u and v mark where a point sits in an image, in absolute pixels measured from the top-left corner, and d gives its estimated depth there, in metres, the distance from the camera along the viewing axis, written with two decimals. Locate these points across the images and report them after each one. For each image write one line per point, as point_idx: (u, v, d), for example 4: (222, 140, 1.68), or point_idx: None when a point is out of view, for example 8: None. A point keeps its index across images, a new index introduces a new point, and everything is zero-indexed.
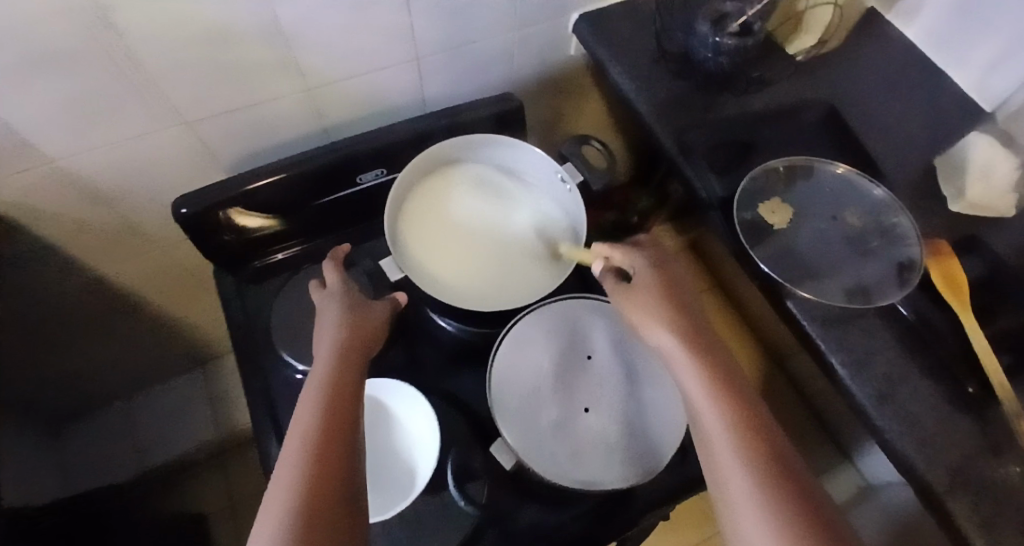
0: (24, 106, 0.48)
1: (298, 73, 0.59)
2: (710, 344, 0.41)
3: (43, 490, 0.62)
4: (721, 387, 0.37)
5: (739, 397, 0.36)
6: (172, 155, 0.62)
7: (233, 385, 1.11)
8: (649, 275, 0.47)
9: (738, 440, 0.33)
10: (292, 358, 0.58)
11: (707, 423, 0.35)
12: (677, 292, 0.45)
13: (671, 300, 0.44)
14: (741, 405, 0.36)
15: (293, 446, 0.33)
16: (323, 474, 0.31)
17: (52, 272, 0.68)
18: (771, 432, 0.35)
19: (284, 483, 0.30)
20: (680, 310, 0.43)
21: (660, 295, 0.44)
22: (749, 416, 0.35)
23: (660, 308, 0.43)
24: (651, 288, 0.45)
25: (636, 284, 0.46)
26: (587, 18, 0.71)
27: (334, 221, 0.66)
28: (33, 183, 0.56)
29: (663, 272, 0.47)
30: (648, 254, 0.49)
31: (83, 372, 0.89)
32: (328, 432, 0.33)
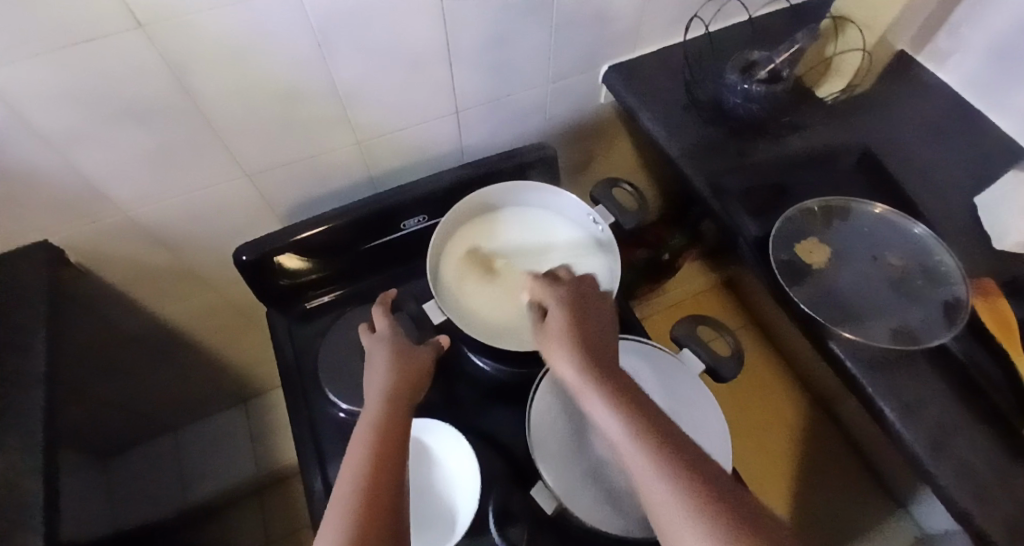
0: (106, 162, 0.53)
1: (351, 128, 0.64)
2: (630, 385, 0.36)
3: (91, 524, 0.64)
4: (654, 439, 0.31)
5: (671, 446, 0.31)
6: (232, 204, 0.67)
7: (273, 423, 1.12)
8: (560, 318, 0.41)
9: (694, 509, 0.28)
10: (336, 398, 0.60)
11: (653, 498, 0.30)
12: (592, 332, 0.40)
13: (588, 344, 0.39)
14: (679, 457, 0.30)
15: (344, 484, 0.34)
16: (370, 510, 0.32)
17: (114, 311, 0.73)
18: (722, 486, 0.29)
19: (335, 518, 0.32)
20: (598, 353, 0.38)
21: (574, 341, 0.39)
22: (690, 470, 0.30)
23: (575, 357, 0.38)
24: (564, 333, 0.40)
25: (551, 333, 0.41)
26: (617, 68, 0.74)
27: (377, 265, 0.69)
28: (106, 229, 0.61)
29: (575, 311, 0.42)
30: (562, 291, 0.44)
31: (134, 406, 0.93)
32: (374, 477, 0.34)
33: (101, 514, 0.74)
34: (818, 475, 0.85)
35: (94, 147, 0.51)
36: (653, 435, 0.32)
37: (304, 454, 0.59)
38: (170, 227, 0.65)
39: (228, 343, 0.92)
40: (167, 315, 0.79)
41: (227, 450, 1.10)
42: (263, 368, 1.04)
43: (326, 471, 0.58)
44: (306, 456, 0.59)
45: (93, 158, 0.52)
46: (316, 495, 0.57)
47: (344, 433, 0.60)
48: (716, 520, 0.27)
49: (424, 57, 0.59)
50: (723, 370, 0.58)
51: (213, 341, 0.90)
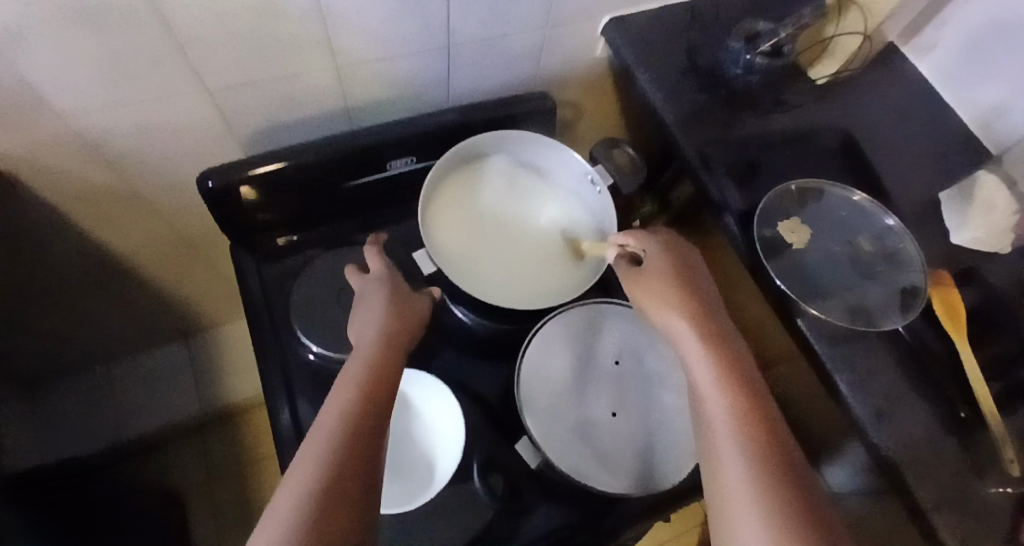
0: (51, 63, 0.46)
1: (331, 52, 0.58)
2: (717, 322, 0.42)
3: (22, 457, 0.59)
4: (728, 366, 0.37)
5: (742, 378, 0.36)
6: (191, 122, 0.60)
7: (221, 360, 1.07)
8: (657, 258, 0.47)
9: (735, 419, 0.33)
10: (308, 339, 0.58)
11: (710, 409, 0.35)
12: (687, 274, 0.46)
13: (680, 283, 0.45)
14: (740, 383, 0.36)
15: (333, 408, 0.33)
16: (357, 437, 0.30)
17: (46, 232, 0.65)
18: (775, 421, 0.34)
19: (324, 429, 0.30)
20: (693, 295, 0.44)
21: (668, 277, 0.45)
22: (745, 397, 0.35)
23: (670, 292, 0.44)
24: (661, 271, 0.46)
25: (646, 270, 0.47)
26: (617, 22, 0.71)
27: (356, 205, 0.66)
28: (42, 140, 0.53)
29: (675, 256, 0.47)
30: (661, 239, 0.49)
31: (64, 337, 0.85)
32: (362, 409, 0.33)
33: (31, 447, 0.68)
34: None
35: (36, 46, 0.43)
36: (725, 363, 0.37)
37: (271, 395, 0.57)
38: (115, 142, 0.58)
39: (175, 275, 0.86)
40: (107, 239, 0.71)
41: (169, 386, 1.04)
42: (209, 303, 0.97)
43: (295, 411, 0.57)
44: (274, 397, 0.57)
45: (38, 60, 0.45)
46: (284, 436, 0.55)
47: (316, 377, 0.58)
48: (757, 436, 0.32)
49: None
50: None
51: (157, 271, 0.83)
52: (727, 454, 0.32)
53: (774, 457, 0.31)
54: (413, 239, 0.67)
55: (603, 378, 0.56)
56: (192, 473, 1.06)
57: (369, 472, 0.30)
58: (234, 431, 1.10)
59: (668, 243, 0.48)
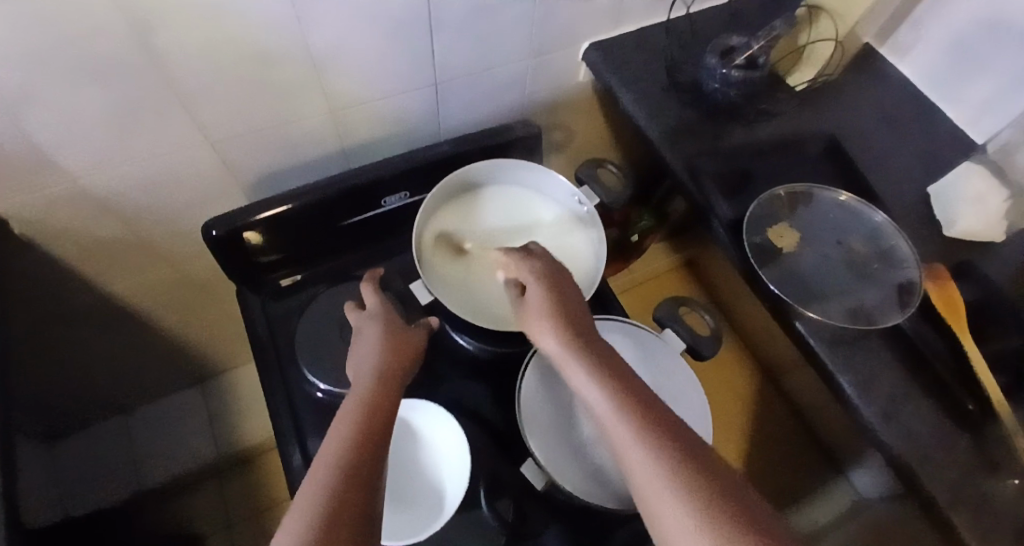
0: (61, 125, 0.49)
1: (323, 96, 0.60)
2: (604, 349, 0.38)
3: (41, 509, 0.60)
4: (623, 397, 0.33)
5: (643, 406, 0.32)
6: (195, 173, 0.62)
7: (234, 401, 1.08)
8: (537, 290, 0.44)
9: (636, 430, 0.30)
10: (315, 375, 0.59)
11: (623, 448, 0.30)
12: (568, 301, 0.43)
13: (563, 313, 0.41)
14: (635, 397, 0.33)
15: (330, 447, 0.33)
16: (354, 475, 0.31)
17: (59, 287, 0.67)
18: (666, 416, 0.32)
19: (320, 465, 0.31)
20: (572, 317, 0.41)
21: (551, 310, 0.41)
22: (636, 398, 0.33)
23: (553, 324, 0.40)
24: (540, 303, 0.42)
25: (529, 304, 0.43)
26: (597, 47, 0.74)
27: (356, 241, 0.68)
28: (54, 199, 0.56)
29: (552, 283, 0.44)
30: (536, 265, 0.47)
31: (80, 386, 0.87)
32: (360, 443, 0.33)
33: (51, 499, 0.69)
34: (759, 438, 0.93)
35: (46, 106, 0.46)
36: (621, 393, 0.33)
37: (281, 432, 0.59)
38: (124, 196, 0.60)
39: (187, 320, 0.88)
40: (118, 290, 0.74)
41: (184, 430, 1.05)
42: (221, 345, 0.99)
43: (306, 448, 0.58)
44: (283, 434, 0.58)
45: (46, 120, 0.47)
46: (295, 473, 0.56)
47: (324, 413, 0.59)
48: (668, 451, 0.29)
49: (405, 25, 0.56)
50: (702, 348, 0.61)
51: (169, 318, 0.85)
52: (662, 500, 0.27)
53: (705, 487, 0.27)
54: (412, 271, 0.69)
55: None
56: (210, 517, 1.06)
57: (366, 506, 0.30)
58: (250, 472, 1.10)
59: (544, 271, 0.45)
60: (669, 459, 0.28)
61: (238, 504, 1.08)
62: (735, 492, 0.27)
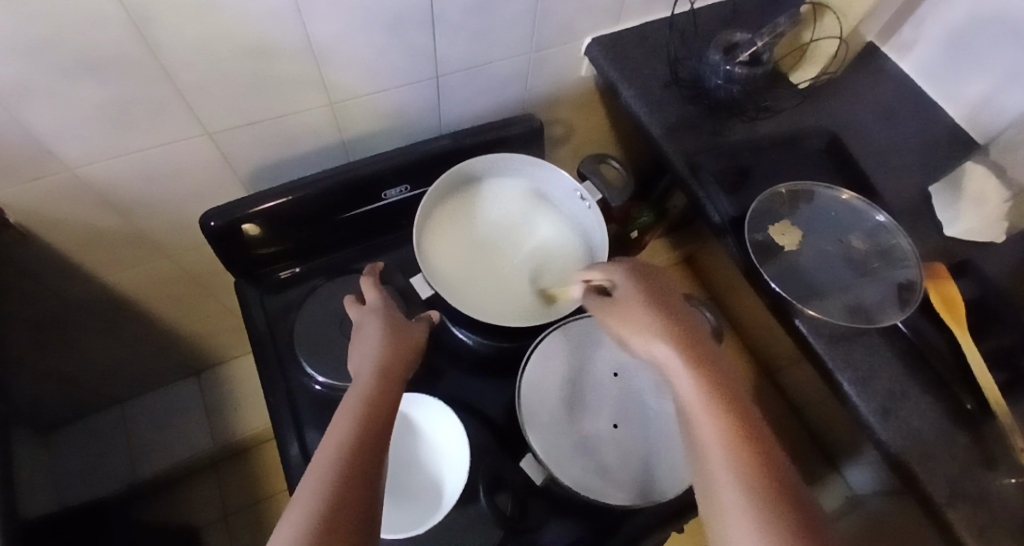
0: (59, 115, 0.48)
1: (323, 88, 0.60)
2: (710, 357, 0.38)
3: (38, 500, 0.60)
4: (726, 413, 0.33)
5: (746, 427, 0.33)
6: (193, 165, 0.62)
7: (230, 394, 1.08)
8: (633, 288, 0.44)
9: (734, 464, 0.31)
10: (314, 369, 0.59)
11: (719, 479, 0.31)
12: (668, 304, 0.43)
13: (664, 314, 0.41)
14: (742, 426, 0.33)
15: (329, 444, 0.33)
16: (352, 472, 0.30)
17: (57, 278, 0.67)
18: (772, 452, 0.32)
19: (324, 456, 0.31)
20: (677, 321, 0.41)
21: (650, 310, 0.42)
22: (744, 425, 0.33)
23: (653, 324, 0.40)
24: (638, 301, 0.43)
25: (624, 304, 0.44)
26: (599, 41, 0.73)
27: (356, 234, 0.67)
28: (51, 190, 0.55)
29: (648, 284, 0.45)
30: (633, 267, 0.47)
31: (75, 379, 0.87)
32: (362, 435, 0.33)
33: (48, 490, 0.69)
34: None
35: (42, 98, 0.46)
36: (726, 407, 0.34)
37: (280, 426, 0.58)
38: (121, 187, 0.60)
39: (184, 313, 0.87)
40: (115, 282, 0.73)
41: (180, 424, 1.05)
42: (218, 338, 0.99)
43: (304, 441, 0.58)
44: (281, 427, 0.58)
45: (43, 111, 0.47)
46: (293, 466, 0.56)
47: (322, 407, 0.59)
48: (768, 494, 0.29)
49: (407, 17, 0.55)
50: None
51: (166, 310, 0.84)
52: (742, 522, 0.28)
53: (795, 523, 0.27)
54: (411, 264, 0.69)
55: (602, 389, 0.57)
56: (207, 509, 1.06)
57: (367, 499, 0.30)
58: (246, 465, 1.10)
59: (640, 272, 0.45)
60: (770, 505, 0.28)
61: (235, 497, 1.08)
62: (828, 532, 0.28)
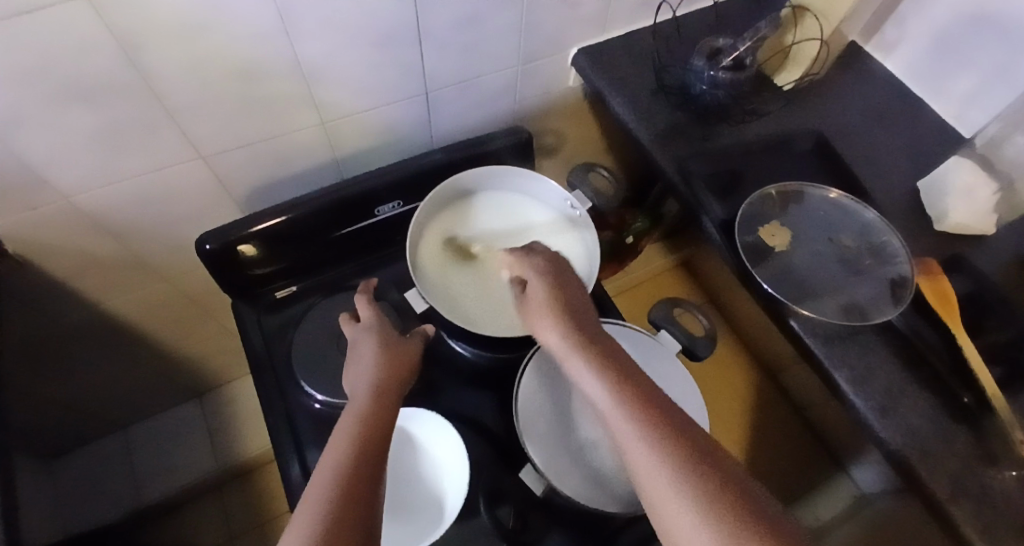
0: (53, 144, 0.49)
1: (314, 108, 0.61)
2: (608, 345, 0.38)
3: (40, 528, 0.60)
4: (626, 393, 0.33)
5: (644, 401, 0.33)
6: (187, 189, 0.63)
7: (232, 414, 1.08)
8: (539, 285, 0.44)
9: (642, 432, 0.31)
10: (313, 387, 0.59)
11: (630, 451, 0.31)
12: (570, 297, 0.43)
13: (564, 309, 0.41)
14: (641, 398, 0.33)
15: (326, 465, 0.33)
16: (349, 492, 0.31)
17: (55, 305, 0.67)
18: (673, 415, 0.32)
19: (321, 478, 0.31)
20: (574, 312, 0.41)
21: (553, 307, 0.41)
22: (642, 397, 0.33)
23: (555, 321, 0.40)
24: (541, 298, 0.43)
25: (533, 302, 0.43)
26: (586, 51, 0.74)
27: (351, 251, 0.68)
28: (47, 218, 0.56)
29: (554, 279, 0.44)
30: (540, 263, 0.47)
31: (76, 403, 0.87)
32: (358, 456, 0.33)
33: (49, 517, 0.69)
34: (758, 435, 0.93)
35: (36, 126, 0.46)
36: (624, 386, 0.34)
37: (280, 446, 0.58)
38: (116, 212, 0.60)
39: (184, 334, 0.88)
40: (113, 307, 0.73)
41: (182, 446, 1.05)
42: (218, 358, 0.99)
43: (304, 460, 0.58)
44: (282, 446, 0.58)
45: (38, 139, 0.48)
46: (294, 485, 0.56)
47: (322, 425, 0.59)
48: (676, 455, 0.29)
49: (394, 36, 0.56)
50: (697, 349, 0.61)
51: (165, 332, 0.84)
52: (660, 488, 0.28)
53: (702, 478, 0.28)
54: (406, 279, 0.69)
55: None
56: (211, 531, 1.06)
57: (366, 520, 0.30)
58: (250, 486, 1.09)
59: (546, 268, 0.45)
60: (681, 465, 0.29)
61: (238, 519, 1.07)
62: (733, 482, 0.28)
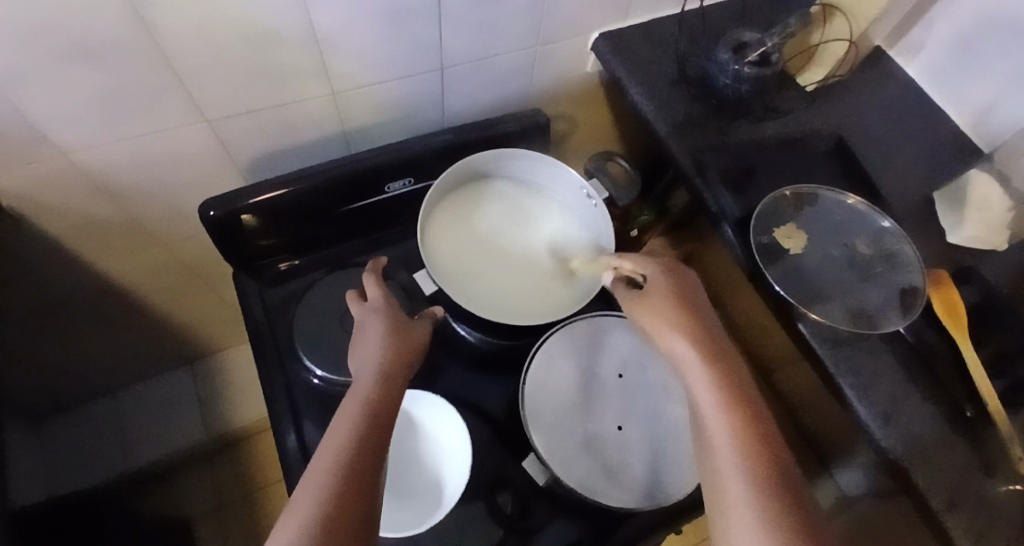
0: (53, 100, 0.46)
1: (326, 77, 0.59)
2: (728, 360, 0.39)
3: (28, 491, 0.59)
4: (738, 405, 0.35)
5: (757, 430, 0.34)
6: (190, 153, 0.61)
7: (224, 385, 1.07)
8: (664, 283, 0.46)
9: (745, 463, 0.32)
10: (313, 363, 0.58)
11: (727, 479, 0.32)
12: (692, 304, 0.44)
13: (688, 314, 0.43)
14: (752, 429, 0.34)
15: (330, 447, 0.32)
16: (352, 475, 0.30)
17: (49, 265, 0.65)
18: (782, 456, 0.33)
19: (325, 459, 0.31)
20: (698, 324, 0.42)
21: (676, 309, 0.43)
22: (755, 428, 0.34)
23: (684, 335, 0.41)
24: (669, 304, 0.43)
25: (652, 295, 0.45)
26: (607, 36, 0.73)
27: (358, 227, 0.67)
28: (45, 176, 0.54)
29: (681, 290, 0.45)
30: (661, 260, 0.48)
31: (64, 366, 0.85)
32: (361, 437, 0.33)
33: (38, 479, 0.68)
34: None
35: (35, 83, 0.44)
36: (741, 420, 0.34)
37: (277, 419, 0.58)
38: (116, 173, 0.58)
39: (178, 303, 0.86)
40: (111, 270, 0.72)
41: (171, 413, 1.04)
42: (213, 327, 0.97)
43: (301, 434, 0.57)
44: (279, 420, 0.57)
45: (38, 94, 0.45)
46: (291, 459, 0.56)
47: (320, 401, 0.59)
48: (775, 498, 0.29)
49: (411, 8, 0.54)
50: None
51: (158, 299, 0.83)
52: (741, 502, 0.30)
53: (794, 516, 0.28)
54: (412, 259, 0.68)
55: (606, 390, 0.57)
56: (199, 499, 1.05)
57: (366, 503, 0.30)
58: (240, 457, 1.09)
59: (671, 268, 0.47)
60: (782, 512, 0.29)
61: (227, 489, 1.07)
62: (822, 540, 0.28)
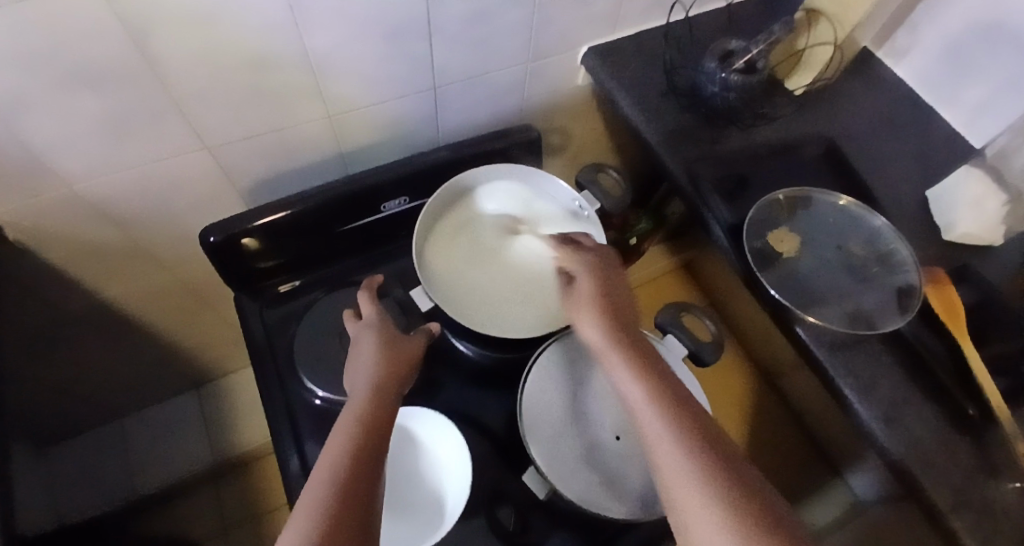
0: (54, 130, 0.48)
1: (320, 100, 0.60)
2: (647, 349, 0.42)
3: (34, 517, 0.59)
4: (656, 379, 0.38)
5: (682, 407, 0.35)
6: (190, 178, 0.62)
7: (230, 405, 1.07)
8: (591, 285, 0.48)
9: (679, 439, 0.33)
10: (314, 383, 0.59)
11: (663, 459, 0.33)
12: (616, 299, 0.46)
13: (609, 309, 0.45)
14: (679, 406, 0.35)
15: (325, 462, 0.33)
16: (348, 486, 0.31)
17: (53, 292, 0.67)
18: (710, 428, 0.34)
19: (317, 480, 0.31)
20: (618, 317, 0.44)
21: (597, 305, 0.45)
22: (678, 404, 0.35)
23: (606, 329, 0.43)
24: (592, 301, 0.46)
25: (579, 295, 0.47)
26: (596, 50, 0.74)
27: (356, 247, 0.68)
28: (47, 205, 0.55)
29: (605, 285, 0.47)
30: (587, 259, 0.51)
31: (70, 391, 0.86)
32: (360, 450, 0.33)
33: (43, 505, 0.68)
34: (755, 437, 0.93)
35: (40, 112, 0.46)
36: (667, 399, 0.36)
37: (279, 440, 0.58)
38: (117, 201, 0.60)
39: (183, 326, 0.87)
40: (114, 295, 0.73)
41: (178, 436, 1.04)
42: (218, 349, 0.98)
43: (303, 454, 0.58)
44: (281, 440, 0.58)
45: (40, 125, 0.47)
46: (293, 480, 0.56)
47: (321, 420, 0.59)
48: (708, 469, 0.31)
49: (401, 30, 0.56)
50: (703, 354, 0.60)
51: (161, 322, 0.83)
52: (684, 480, 0.31)
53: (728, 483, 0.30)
54: (410, 276, 0.69)
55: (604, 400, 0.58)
56: (206, 522, 1.05)
57: (365, 511, 0.30)
58: (246, 478, 1.09)
59: (593, 267, 0.50)
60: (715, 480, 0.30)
61: (233, 511, 1.06)
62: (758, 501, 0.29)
